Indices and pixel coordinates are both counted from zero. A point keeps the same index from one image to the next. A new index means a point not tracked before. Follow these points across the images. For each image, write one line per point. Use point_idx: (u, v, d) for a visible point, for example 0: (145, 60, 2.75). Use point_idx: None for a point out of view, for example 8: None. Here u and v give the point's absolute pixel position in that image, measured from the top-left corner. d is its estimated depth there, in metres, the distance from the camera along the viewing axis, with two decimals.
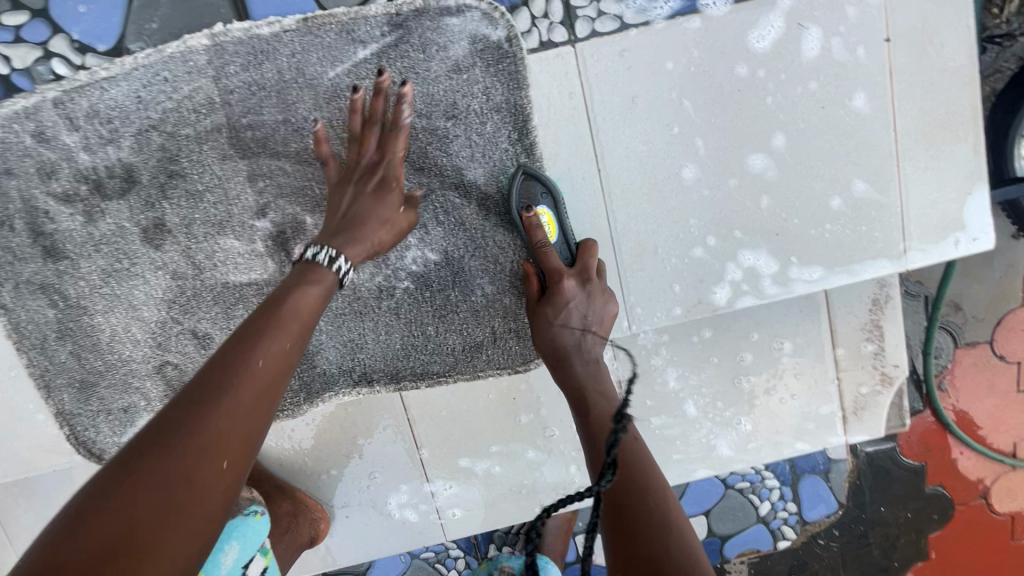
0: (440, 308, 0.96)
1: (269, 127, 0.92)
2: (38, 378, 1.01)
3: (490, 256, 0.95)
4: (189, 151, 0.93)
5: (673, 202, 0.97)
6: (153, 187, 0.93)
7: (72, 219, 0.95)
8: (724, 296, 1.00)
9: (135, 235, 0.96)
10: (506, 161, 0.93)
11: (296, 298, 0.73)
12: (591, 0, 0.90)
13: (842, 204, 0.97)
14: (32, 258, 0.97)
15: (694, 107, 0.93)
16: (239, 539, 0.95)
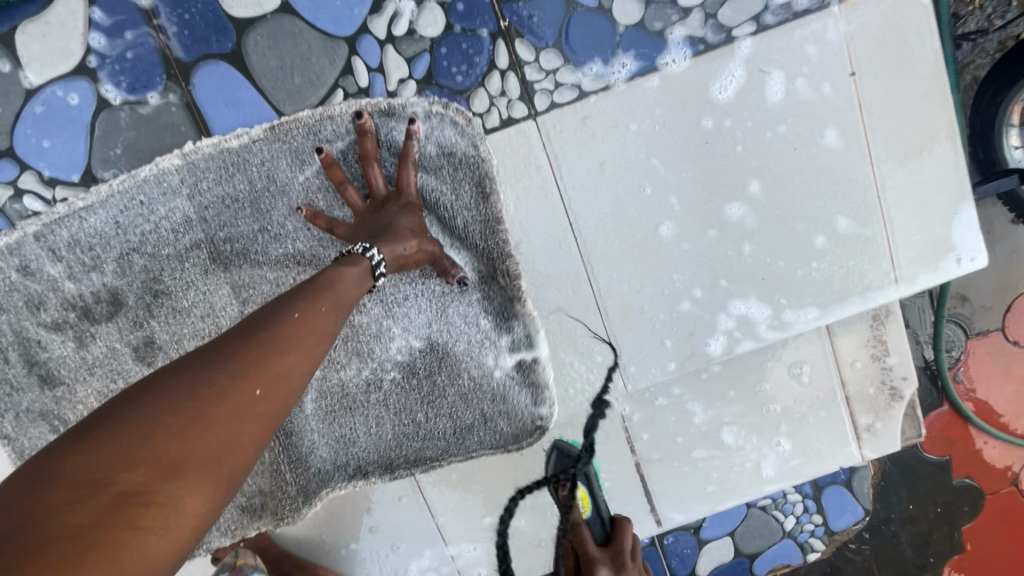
0: (429, 395, 0.97)
1: (245, 238, 0.92)
2: None
3: (476, 342, 0.95)
4: (174, 271, 0.92)
5: (655, 260, 0.96)
6: (140, 308, 0.94)
7: (63, 345, 0.96)
8: (718, 346, 0.99)
9: (129, 355, 0.96)
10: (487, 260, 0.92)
11: (297, 316, 0.62)
12: (547, 73, 0.89)
13: (827, 242, 0.96)
14: (28, 387, 0.98)
15: (664, 165, 0.92)
16: None
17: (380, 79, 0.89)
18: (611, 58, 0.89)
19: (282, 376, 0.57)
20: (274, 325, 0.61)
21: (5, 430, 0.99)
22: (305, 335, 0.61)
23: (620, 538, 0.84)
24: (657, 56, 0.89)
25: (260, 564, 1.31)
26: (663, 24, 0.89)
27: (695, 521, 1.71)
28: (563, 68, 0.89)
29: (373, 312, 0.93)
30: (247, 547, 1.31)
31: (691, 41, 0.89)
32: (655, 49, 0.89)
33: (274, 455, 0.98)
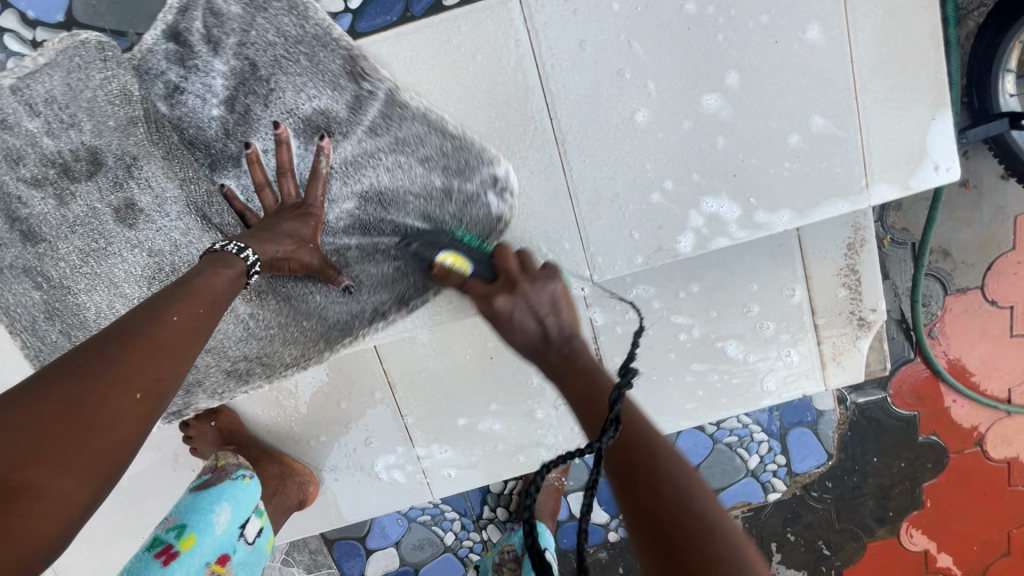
0: (390, 230, 0.99)
1: (218, 99, 0.93)
2: (31, 359, 1.03)
3: (399, 157, 0.96)
4: (151, 133, 0.94)
5: (629, 147, 0.96)
6: (119, 168, 0.95)
7: (45, 203, 0.96)
8: (688, 244, 1.00)
9: (108, 216, 0.97)
10: (342, 71, 0.93)
11: (175, 318, 0.63)
12: None
13: (801, 141, 0.96)
14: (11, 244, 0.98)
15: (644, 50, 0.92)
16: (233, 500, 0.97)
17: None
18: None
19: (156, 376, 0.58)
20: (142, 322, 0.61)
21: None
22: (172, 341, 0.61)
23: (505, 261, 0.92)
24: None
25: (228, 447, 1.32)
26: None
27: None
28: None
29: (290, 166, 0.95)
30: (218, 429, 1.32)
31: None
32: None
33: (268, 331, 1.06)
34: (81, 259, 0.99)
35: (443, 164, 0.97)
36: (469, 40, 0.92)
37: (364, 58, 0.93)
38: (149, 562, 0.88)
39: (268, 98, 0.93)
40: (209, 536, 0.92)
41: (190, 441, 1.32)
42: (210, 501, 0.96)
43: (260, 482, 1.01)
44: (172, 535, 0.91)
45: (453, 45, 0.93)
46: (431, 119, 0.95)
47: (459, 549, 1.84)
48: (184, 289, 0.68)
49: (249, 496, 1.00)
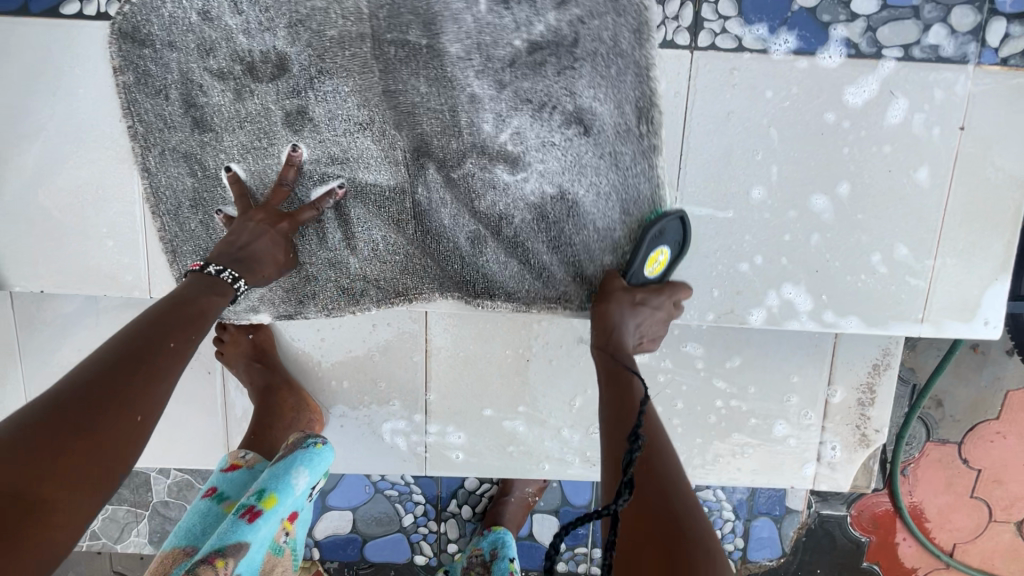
0: (542, 194, 1.05)
1: (423, 37, 0.97)
2: (165, 242, 1.09)
3: (571, 124, 1.01)
4: (334, 47, 0.98)
5: (737, 216, 1.06)
6: (300, 74, 0.99)
7: (222, 94, 1.01)
8: (758, 318, 1.08)
9: (276, 116, 1.02)
10: (532, 18, 0.97)
11: (168, 345, 0.78)
12: (719, 17, 0.99)
13: (882, 261, 1.07)
14: (179, 128, 1.03)
15: (779, 138, 1.03)
16: (309, 467, 1.14)
17: None
18: (779, 32, 0.99)
19: (153, 373, 0.73)
20: (144, 365, 0.74)
21: (146, 164, 1.05)
22: (173, 360, 0.77)
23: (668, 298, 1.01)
24: (819, 47, 0.99)
25: (256, 364, 1.32)
26: (830, 18, 0.99)
27: None
28: (734, 19, 0.99)
29: (457, 99, 1.00)
30: (251, 344, 1.32)
31: (847, 42, 0.99)
32: (819, 40, 0.99)
33: (393, 260, 1.12)
34: (242, 156, 1.04)
35: (610, 139, 1.02)
36: (648, 82, 1.00)
37: (550, 10, 0.96)
38: (238, 520, 1.01)
39: (472, 47, 0.98)
40: (288, 495, 1.10)
41: (220, 346, 1.31)
42: (291, 471, 1.13)
43: (329, 449, 1.18)
44: (254, 497, 1.06)
45: (626, 51, 0.99)
46: (613, 99, 1.00)
47: (412, 533, 1.85)
48: (180, 318, 0.83)
49: (322, 460, 1.17)
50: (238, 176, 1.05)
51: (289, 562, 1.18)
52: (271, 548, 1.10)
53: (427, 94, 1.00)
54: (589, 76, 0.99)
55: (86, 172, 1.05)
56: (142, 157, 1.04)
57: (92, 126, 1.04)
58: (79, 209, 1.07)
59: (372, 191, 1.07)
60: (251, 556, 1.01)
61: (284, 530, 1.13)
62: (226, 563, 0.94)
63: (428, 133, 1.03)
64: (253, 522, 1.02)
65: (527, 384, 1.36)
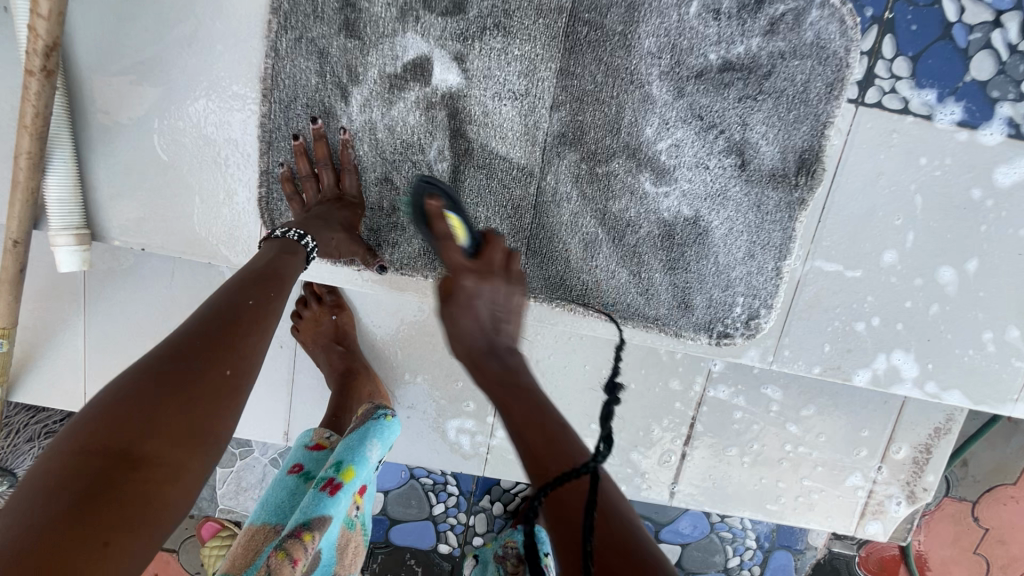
0: (676, 212, 1.02)
1: (622, 28, 0.94)
2: (263, 131, 0.99)
3: (732, 159, 0.99)
4: (525, 17, 0.94)
5: (865, 276, 1.05)
6: (476, 23, 0.93)
7: (386, 8, 0.93)
8: (862, 378, 1.09)
9: (432, 65, 0.95)
10: (736, 37, 0.95)
11: (251, 303, 0.73)
12: (891, 76, 0.97)
13: (991, 339, 1.08)
14: (328, 22, 0.94)
15: (922, 206, 1.02)
16: (381, 439, 1.06)
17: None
18: (947, 101, 0.98)
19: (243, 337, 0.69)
20: (227, 324, 0.69)
21: (276, 45, 0.95)
22: (261, 315, 0.73)
23: None
24: (982, 122, 0.99)
25: (336, 346, 1.27)
26: (999, 95, 0.98)
27: (663, 519, 1.73)
28: (905, 80, 0.97)
29: (629, 93, 0.97)
30: (333, 325, 1.27)
31: (1010, 121, 0.99)
32: (984, 114, 0.98)
33: None
34: (380, 73, 0.96)
35: (764, 181, 1.00)
36: (818, 124, 0.98)
37: (756, 34, 0.95)
38: (320, 494, 0.93)
39: (666, 62, 0.95)
40: (364, 468, 1.01)
41: (300, 322, 1.26)
42: (365, 443, 1.04)
43: (399, 422, 1.11)
44: (332, 470, 0.99)
45: (812, 101, 0.97)
46: (786, 146, 0.99)
47: (440, 522, 1.84)
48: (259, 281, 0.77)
49: (393, 433, 1.09)
50: (289, 171, 1.00)
51: (360, 538, 1.09)
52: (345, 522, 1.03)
53: (598, 85, 0.96)
54: (770, 117, 0.98)
55: (209, 133, 1.00)
56: (275, 36, 0.95)
57: (222, 86, 0.97)
58: (192, 168, 1.01)
59: (496, 167, 1.00)
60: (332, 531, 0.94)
61: (356, 504, 1.05)
62: (314, 536, 0.86)
63: (586, 124, 0.98)
64: (335, 496, 0.93)
65: (601, 401, 1.36)
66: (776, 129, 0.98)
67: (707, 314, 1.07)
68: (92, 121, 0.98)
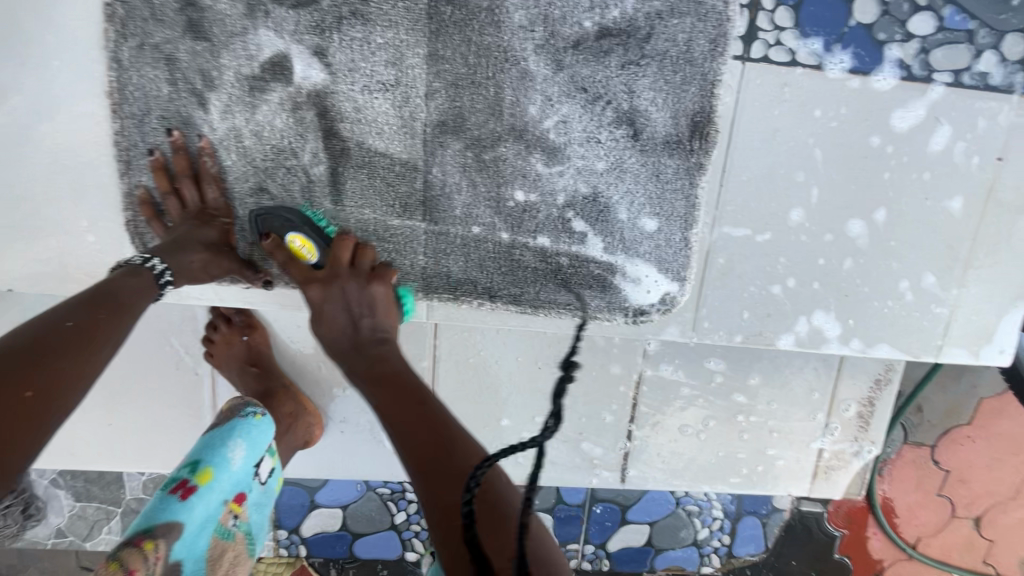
0: (572, 191, 0.97)
1: (488, 2, 0.88)
2: (120, 149, 0.92)
3: (623, 129, 0.95)
4: (384, 2, 0.87)
5: (774, 237, 1.02)
6: (330, 13, 0.87)
7: (232, 5, 0.86)
8: (787, 343, 1.06)
9: (291, 62, 0.88)
10: (608, 1, 0.90)
11: (78, 322, 0.67)
12: (775, 28, 0.94)
13: (908, 288, 1.06)
14: (170, 25, 0.87)
15: (822, 160, 0.99)
16: (247, 439, 0.95)
17: None
18: (835, 49, 0.95)
19: (61, 363, 0.62)
20: (47, 343, 0.63)
21: (118, 55, 0.88)
22: (93, 339, 0.67)
23: None
24: (872, 66, 0.96)
25: (251, 368, 1.21)
26: (886, 37, 0.95)
27: (627, 500, 1.69)
28: (790, 31, 0.94)
29: (506, 71, 0.91)
30: (245, 346, 1.21)
31: (900, 64, 0.96)
32: (873, 58, 0.96)
33: (380, 246, 0.98)
34: (236, 75, 0.89)
35: (659, 148, 0.96)
36: (701, 82, 0.94)
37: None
38: (166, 497, 0.84)
39: (540, 33, 0.90)
40: (225, 472, 0.90)
41: (211, 346, 1.20)
42: (225, 441, 0.93)
43: (272, 422, 1.00)
44: (187, 470, 0.89)
45: (697, 61, 0.93)
46: (677, 110, 0.95)
47: (404, 531, 1.77)
48: (94, 300, 0.71)
49: (264, 433, 0.99)
50: (148, 195, 0.94)
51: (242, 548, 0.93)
52: (217, 531, 0.88)
53: (472, 67, 0.91)
54: (656, 82, 0.93)
55: (61, 160, 0.92)
56: (116, 45, 0.88)
57: (67, 105, 0.90)
58: (48, 198, 0.93)
59: (376, 163, 0.94)
60: (188, 538, 0.82)
61: (231, 511, 0.91)
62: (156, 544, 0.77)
63: (466, 110, 0.92)
64: (187, 500, 0.84)
65: (537, 394, 1.32)
66: (664, 94, 0.94)
67: (619, 293, 1.03)
68: None
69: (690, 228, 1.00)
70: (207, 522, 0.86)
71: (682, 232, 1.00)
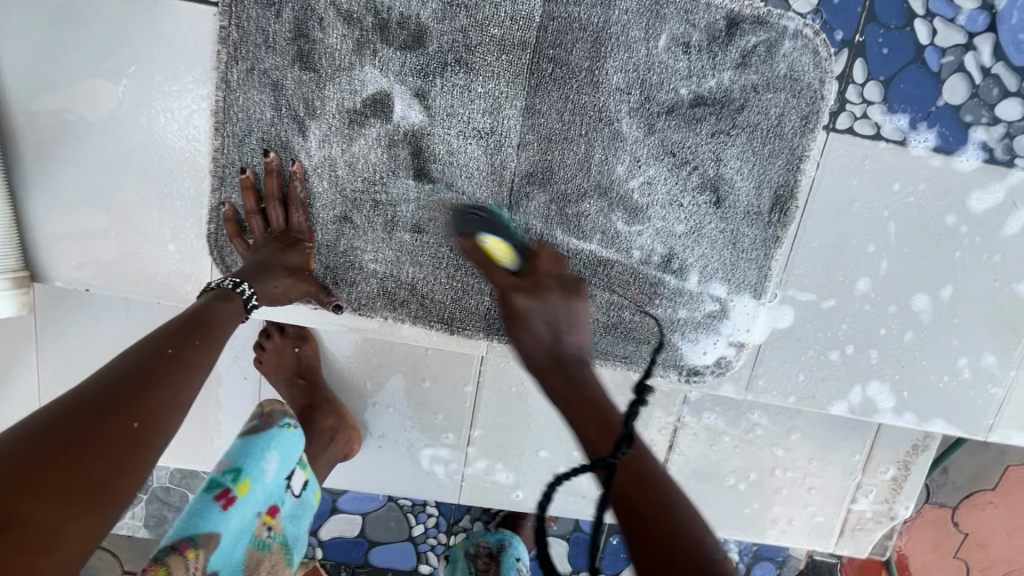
0: (647, 248, 1.00)
1: (587, 65, 0.93)
2: (214, 165, 0.94)
3: (703, 194, 0.98)
4: (488, 54, 0.91)
5: (839, 305, 1.03)
6: (437, 59, 0.91)
7: (342, 40, 0.90)
8: (839, 410, 1.07)
9: (393, 101, 0.92)
10: (706, 71, 0.93)
11: (175, 350, 0.67)
12: (863, 101, 0.95)
13: (966, 364, 1.06)
14: (281, 53, 0.90)
15: (894, 234, 1.00)
16: (281, 449, 0.86)
17: None
18: (920, 127, 0.96)
19: (164, 390, 0.62)
20: (149, 372, 0.63)
21: (227, 77, 0.91)
22: (189, 365, 0.67)
23: None
24: (957, 146, 0.96)
25: (298, 380, 1.22)
26: (973, 119, 0.96)
27: None
28: (877, 105, 0.95)
29: (598, 130, 0.95)
30: (296, 358, 1.22)
31: (984, 147, 0.97)
32: (958, 139, 0.96)
33: (451, 284, 1.00)
34: (337, 108, 0.92)
35: (736, 215, 0.99)
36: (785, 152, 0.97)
37: (727, 68, 0.93)
38: (208, 504, 0.76)
39: (636, 97, 0.94)
40: (260, 485, 0.82)
41: (262, 354, 1.21)
42: (261, 448, 0.84)
43: (306, 433, 0.91)
44: (225, 478, 0.80)
45: (787, 135, 0.96)
46: (760, 181, 0.98)
47: (418, 544, 1.63)
48: (188, 328, 0.72)
49: (297, 443, 0.89)
50: (233, 212, 0.96)
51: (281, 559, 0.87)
52: (251, 544, 0.82)
53: (565, 123, 0.94)
54: (742, 151, 0.97)
55: (152, 170, 0.94)
56: (226, 68, 0.91)
57: (167, 119, 0.93)
58: (136, 205, 0.96)
59: (460, 205, 0.97)
60: (224, 549, 0.76)
61: (265, 523, 0.85)
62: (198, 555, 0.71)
63: (554, 163, 0.96)
64: (227, 510, 0.77)
65: None
66: (749, 163, 0.97)
67: (676, 351, 1.05)
68: (25, 159, 0.92)
69: (755, 296, 1.03)
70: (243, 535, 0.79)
71: (746, 296, 1.03)
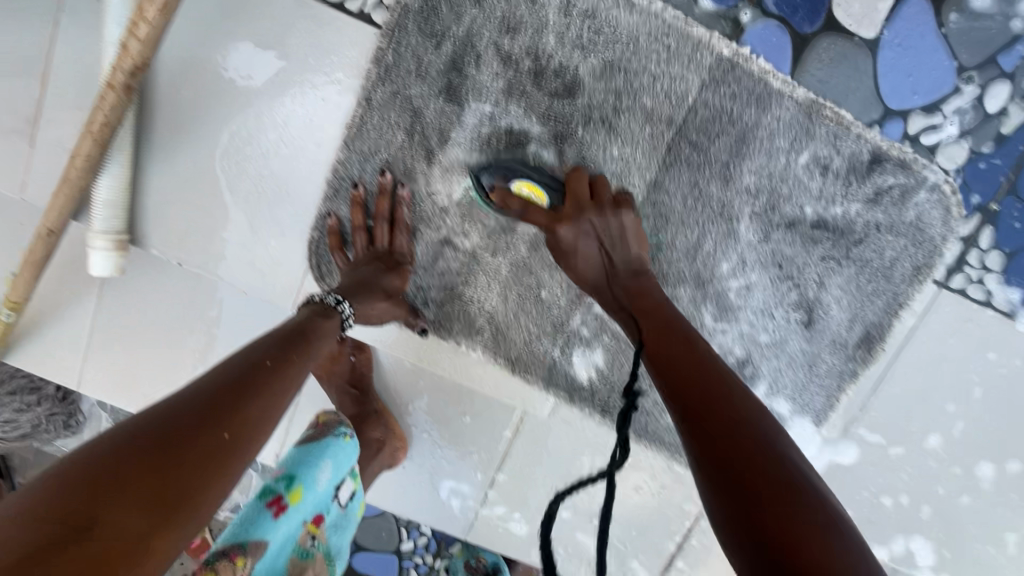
0: (730, 348, 0.99)
1: (722, 160, 0.92)
2: (333, 173, 0.94)
3: (799, 310, 0.97)
4: (633, 121, 0.91)
5: (903, 455, 1.02)
6: (581, 114, 0.91)
7: (492, 78, 0.90)
8: (877, 555, 1.06)
9: (528, 141, 0.92)
10: (837, 197, 0.93)
11: (272, 362, 0.66)
12: (981, 266, 0.95)
13: (1015, 542, 1.04)
14: (429, 84, 0.90)
15: (977, 400, 0.99)
16: (335, 459, 0.85)
17: (898, 125, 0.91)
18: None
19: (257, 399, 0.60)
20: (246, 380, 0.61)
21: (368, 95, 0.91)
22: (283, 377, 0.65)
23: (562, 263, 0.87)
24: None
25: None
26: None
27: None
28: (995, 274, 0.95)
29: (717, 223, 0.94)
30: None
31: None
32: None
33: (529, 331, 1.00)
34: (467, 139, 0.92)
35: (826, 341, 0.99)
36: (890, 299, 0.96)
37: (858, 200, 0.93)
38: (259, 511, 0.75)
39: (761, 201, 0.94)
40: (312, 493, 0.81)
41: None
42: (314, 457, 0.84)
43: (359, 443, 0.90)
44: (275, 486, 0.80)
45: (895, 279, 0.96)
46: (857, 314, 0.97)
47: (405, 560, 1.56)
48: (286, 343, 0.71)
49: (351, 455, 0.88)
50: (338, 224, 0.95)
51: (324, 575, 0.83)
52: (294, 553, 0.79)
53: (687, 207, 0.94)
54: (849, 283, 0.96)
55: (274, 157, 0.94)
56: (370, 85, 0.90)
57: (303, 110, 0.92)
58: (252, 186, 0.95)
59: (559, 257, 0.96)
60: (270, 558, 0.74)
61: (310, 532, 0.82)
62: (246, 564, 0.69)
63: (664, 242, 0.95)
64: (275, 519, 0.75)
65: None
66: (852, 296, 0.96)
67: None
68: (152, 125, 0.92)
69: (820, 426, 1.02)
70: (287, 542, 0.77)
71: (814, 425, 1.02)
